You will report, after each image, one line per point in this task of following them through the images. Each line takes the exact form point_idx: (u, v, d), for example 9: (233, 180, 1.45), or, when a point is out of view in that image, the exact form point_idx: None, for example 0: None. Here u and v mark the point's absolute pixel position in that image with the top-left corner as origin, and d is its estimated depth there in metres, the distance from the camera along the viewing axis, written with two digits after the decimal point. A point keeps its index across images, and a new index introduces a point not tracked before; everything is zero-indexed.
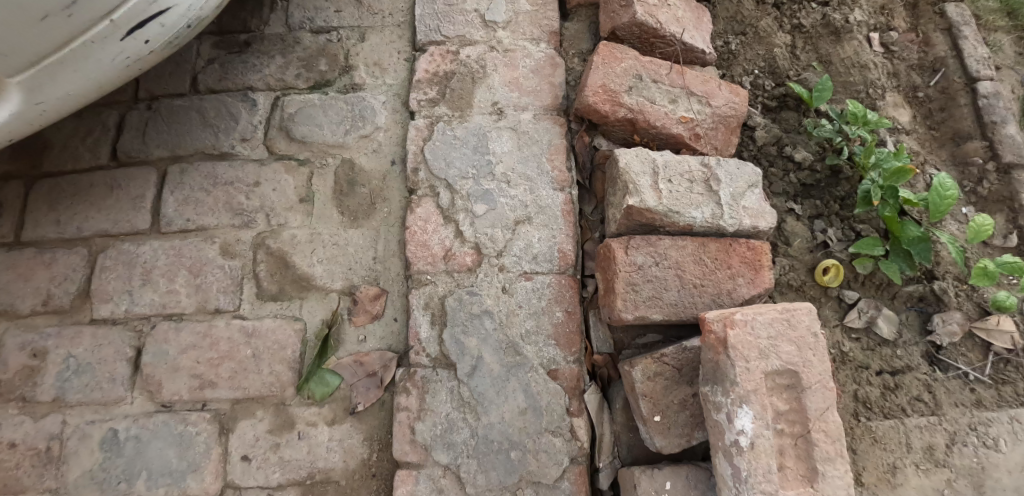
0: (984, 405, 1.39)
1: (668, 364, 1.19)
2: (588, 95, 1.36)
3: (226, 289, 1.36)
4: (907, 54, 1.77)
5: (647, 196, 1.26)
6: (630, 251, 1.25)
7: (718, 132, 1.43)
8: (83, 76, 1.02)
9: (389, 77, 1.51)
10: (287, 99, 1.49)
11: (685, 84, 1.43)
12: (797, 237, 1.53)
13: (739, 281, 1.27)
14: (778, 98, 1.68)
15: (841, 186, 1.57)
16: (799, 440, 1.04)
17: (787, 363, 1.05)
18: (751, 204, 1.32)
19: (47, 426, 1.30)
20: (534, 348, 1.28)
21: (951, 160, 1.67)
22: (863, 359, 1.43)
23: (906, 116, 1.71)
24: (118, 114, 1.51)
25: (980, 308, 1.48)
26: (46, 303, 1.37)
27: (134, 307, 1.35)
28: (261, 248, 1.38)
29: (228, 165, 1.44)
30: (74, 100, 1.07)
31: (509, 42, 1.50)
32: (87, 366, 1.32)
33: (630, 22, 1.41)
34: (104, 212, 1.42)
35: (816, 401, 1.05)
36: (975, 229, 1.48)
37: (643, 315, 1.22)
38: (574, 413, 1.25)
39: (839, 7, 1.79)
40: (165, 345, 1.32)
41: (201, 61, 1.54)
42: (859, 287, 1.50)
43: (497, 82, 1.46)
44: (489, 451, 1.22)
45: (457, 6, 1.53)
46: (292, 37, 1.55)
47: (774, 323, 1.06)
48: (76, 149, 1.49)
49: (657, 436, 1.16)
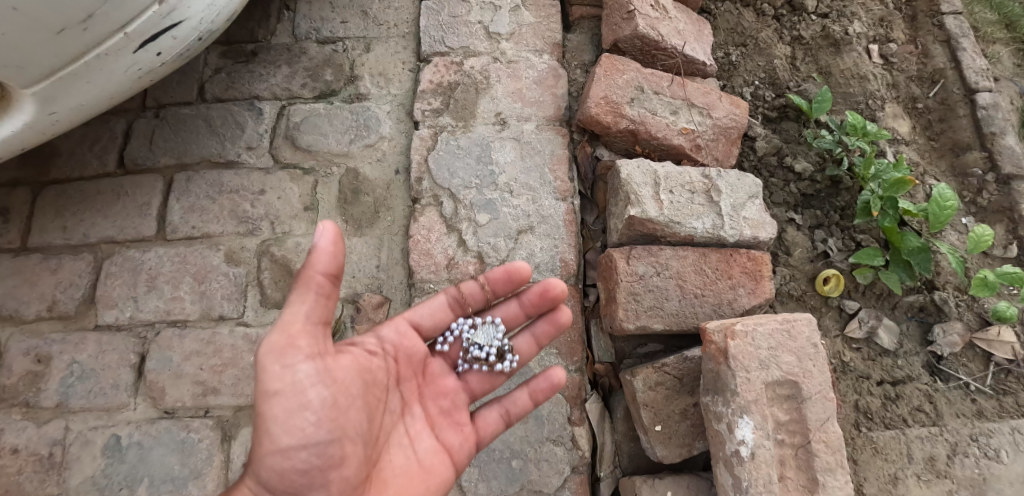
0: (985, 416, 1.40)
1: (669, 374, 1.19)
2: (591, 106, 1.37)
3: (230, 296, 1.37)
4: (907, 66, 1.79)
5: (648, 206, 1.27)
6: (632, 261, 1.26)
7: (719, 143, 1.44)
8: (96, 87, 1.04)
9: (394, 88, 1.53)
10: (293, 108, 1.51)
11: (686, 96, 1.44)
12: (798, 247, 1.55)
13: (740, 291, 1.28)
14: (779, 109, 1.70)
15: (841, 196, 1.59)
16: (799, 450, 1.05)
17: (788, 374, 1.06)
18: (751, 214, 1.33)
19: (49, 431, 1.30)
20: (536, 356, 1.29)
21: (951, 170, 1.68)
22: (863, 370, 1.44)
23: (906, 127, 1.72)
24: (125, 122, 1.53)
25: (981, 318, 1.48)
26: (50, 309, 1.38)
27: (139, 313, 1.36)
28: (265, 256, 1.39)
29: (234, 174, 1.45)
30: (86, 110, 1.09)
31: (512, 53, 1.52)
32: (91, 372, 1.33)
33: (632, 35, 1.43)
34: (110, 218, 1.44)
35: (816, 412, 1.05)
36: (974, 240, 1.49)
37: (645, 325, 1.23)
38: (575, 422, 1.26)
39: (839, 19, 1.82)
40: (168, 352, 1.33)
41: (209, 70, 1.56)
42: (860, 298, 1.51)
43: (500, 93, 1.48)
44: (491, 460, 1.22)
45: (462, 18, 1.55)
46: (298, 46, 1.57)
47: (774, 334, 1.07)
48: (83, 156, 1.50)
49: (658, 446, 1.17)
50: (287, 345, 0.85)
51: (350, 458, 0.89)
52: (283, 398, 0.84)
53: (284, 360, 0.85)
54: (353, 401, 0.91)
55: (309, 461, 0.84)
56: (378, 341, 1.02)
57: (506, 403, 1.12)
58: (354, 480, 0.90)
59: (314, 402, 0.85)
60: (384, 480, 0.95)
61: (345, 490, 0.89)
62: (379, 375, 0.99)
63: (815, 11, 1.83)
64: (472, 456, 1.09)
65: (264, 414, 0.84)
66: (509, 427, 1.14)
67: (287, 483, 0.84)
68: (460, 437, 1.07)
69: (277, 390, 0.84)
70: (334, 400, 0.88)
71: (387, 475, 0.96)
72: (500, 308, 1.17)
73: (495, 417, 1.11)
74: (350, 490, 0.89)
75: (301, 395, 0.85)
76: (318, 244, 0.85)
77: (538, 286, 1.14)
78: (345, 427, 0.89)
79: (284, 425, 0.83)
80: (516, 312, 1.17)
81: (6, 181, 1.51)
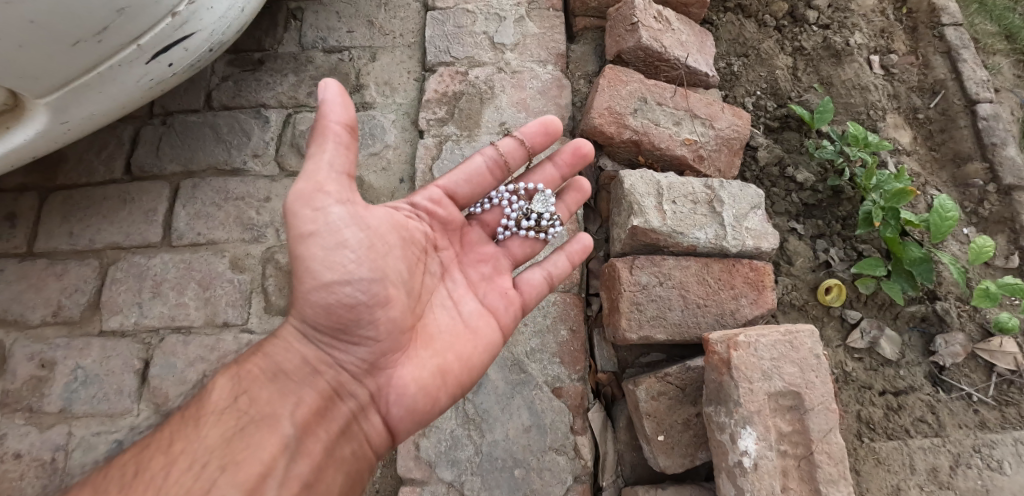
0: (987, 427, 1.40)
1: (672, 384, 1.20)
2: (594, 117, 1.38)
3: (234, 303, 1.38)
4: (907, 76, 1.80)
5: (651, 216, 1.28)
6: (635, 271, 1.27)
7: (722, 153, 1.45)
8: (107, 97, 1.05)
9: (399, 97, 1.54)
10: (299, 117, 1.52)
11: (689, 107, 1.45)
12: (800, 257, 1.56)
13: (742, 301, 1.28)
14: (780, 120, 1.71)
15: (843, 206, 1.60)
16: (802, 462, 1.05)
17: (790, 384, 1.06)
18: (753, 225, 1.33)
19: (52, 436, 1.30)
20: (539, 365, 1.29)
21: (952, 181, 1.69)
22: (866, 380, 1.44)
23: (907, 137, 1.73)
24: (133, 129, 1.54)
25: (983, 329, 1.49)
26: (55, 314, 1.39)
27: (143, 319, 1.37)
28: (270, 263, 1.40)
29: (240, 181, 1.47)
30: (98, 120, 1.10)
31: (516, 63, 1.54)
32: (95, 377, 1.34)
33: (635, 46, 1.44)
34: (116, 224, 1.45)
35: (819, 423, 1.05)
36: (975, 251, 1.49)
37: (647, 335, 1.23)
38: (578, 431, 1.26)
39: (840, 30, 1.83)
40: (172, 358, 1.34)
41: (216, 79, 1.57)
42: (862, 307, 1.52)
43: (505, 103, 1.49)
44: (493, 468, 1.23)
45: (466, 28, 1.57)
46: (305, 55, 1.59)
47: (777, 345, 1.08)
48: (90, 162, 1.51)
49: (661, 456, 1.17)
50: (317, 190, 0.88)
51: (395, 299, 0.94)
52: (321, 238, 0.89)
53: (314, 203, 0.88)
54: (392, 249, 0.96)
55: (354, 296, 0.90)
56: (413, 207, 1.06)
57: (547, 266, 1.15)
58: (400, 322, 0.96)
59: (352, 242, 0.90)
60: (429, 335, 1.01)
61: (391, 330, 0.95)
62: (418, 237, 1.04)
63: (816, 22, 1.85)
64: (518, 320, 1.13)
65: (302, 254, 0.89)
66: (552, 290, 1.17)
67: (335, 318, 0.92)
68: (504, 301, 1.11)
69: (311, 231, 0.88)
70: (371, 244, 0.93)
71: (433, 330, 1.02)
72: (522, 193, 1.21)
73: (538, 279, 1.14)
74: (396, 331, 0.96)
75: (337, 234, 0.89)
76: (326, 97, 0.87)
77: (570, 146, 1.19)
78: (385, 269, 0.93)
79: (323, 261, 0.89)
80: (553, 175, 1.21)
81: (13, 186, 1.52)
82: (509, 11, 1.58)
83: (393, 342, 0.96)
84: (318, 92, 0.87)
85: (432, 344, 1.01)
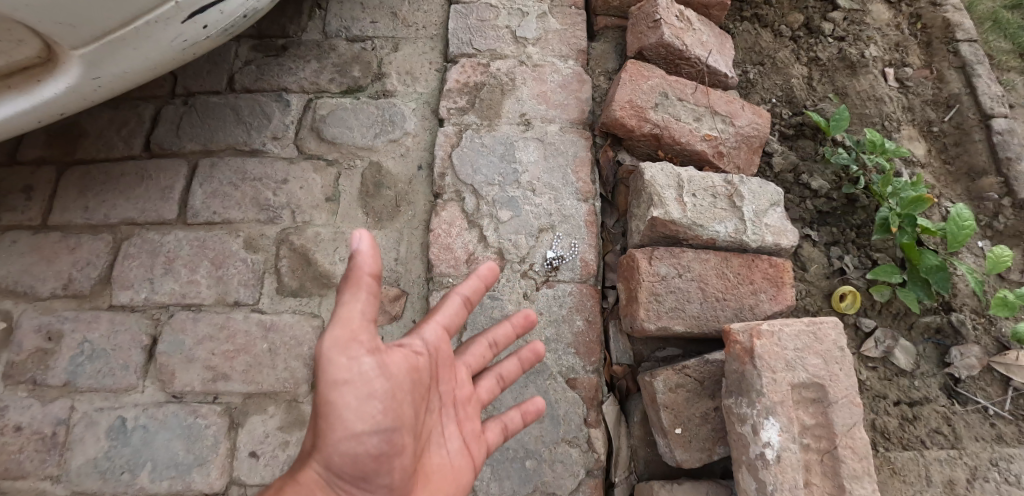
0: (1005, 441, 1.37)
1: (690, 377, 1.18)
2: (615, 110, 1.39)
3: (247, 282, 1.36)
4: (922, 90, 1.81)
5: (671, 208, 1.27)
6: (654, 262, 1.26)
7: (741, 151, 1.45)
8: (141, 54, 1.06)
9: (421, 86, 1.55)
10: (320, 101, 1.53)
11: (709, 104, 1.46)
12: (814, 263, 1.55)
13: (762, 296, 1.27)
14: (795, 127, 1.72)
15: (858, 214, 1.59)
16: (825, 457, 1.03)
17: (814, 376, 1.04)
18: (773, 221, 1.32)
19: (55, 410, 1.28)
20: (553, 355, 1.27)
21: (966, 194, 1.69)
22: (880, 389, 1.42)
23: (921, 149, 1.74)
24: (154, 108, 1.54)
25: (998, 343, 1.46)
26: (65, 287, 1.37)
27: (154, 295, 1.35)
28: (284, 244, 1.39)
29: (258, 162, 1.46)
30: (128, 79, 1.11)
31: (538, 57, 1.55)
32: (101, 351, 1.32)
33: (657, 43, 1.45)
34: (132, 200, 1.44)
35: (843, 417, 1.03)
36: (993, 260, 1.48)
37: (666, 326, 1.22)
38: (592, 424, 1.23)
39: (855, 43, 1.85)
40: (180, 335, 1.32)
41: (239, 62, 1.59)
42: (876, 316, 1.50)
43: (526, 95, 1.50)
44: (504, 459, 1.19)
45: (490, 22, 1.58)
46: (328, 43, 1.60)
47: (800, 335, 1.06)
48: (110, 138, 1.51)
49: (678, 449, 1.14)
50: (352, 339, 0.82)
51: (406, 448, 0.89)
52: (352, 387, 0.83)
53: (349, 354, 0.82)
54: (406, 397, 0.89)
55: (380, 447, 0.84)
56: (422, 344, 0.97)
57: (505, 420, 1.09)
58: (409, 468, 0.90)
59: (378, 392, 0.85)
60: (429, 478, 0.96)
61: (403, 477, 0.90)
62: (425, 379, 0.96)
63: (831, 34, 1.87)
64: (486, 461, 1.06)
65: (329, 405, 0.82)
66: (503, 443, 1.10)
67: (360, 469, 0.84)
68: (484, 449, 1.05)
69: (346, 379, 0.82)
70: (394, 391, 0.87)
71: (433, 471, 0.97)
72: (507, 335, 1.12)
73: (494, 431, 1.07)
74: (405, 478, 0.90)
75: (370, 384, 0.84)
76: (359, 249, 0.82)
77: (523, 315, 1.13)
78: (404, 417, 0.88)
79: (356, 410, 0.83)
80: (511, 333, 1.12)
81: (31, 159, 1.51)
82: (532, 7, 1.60)
83: (402, 490, 0.90)
84: (352, 242, 0.82)
85: (432, 487, 0.96)
